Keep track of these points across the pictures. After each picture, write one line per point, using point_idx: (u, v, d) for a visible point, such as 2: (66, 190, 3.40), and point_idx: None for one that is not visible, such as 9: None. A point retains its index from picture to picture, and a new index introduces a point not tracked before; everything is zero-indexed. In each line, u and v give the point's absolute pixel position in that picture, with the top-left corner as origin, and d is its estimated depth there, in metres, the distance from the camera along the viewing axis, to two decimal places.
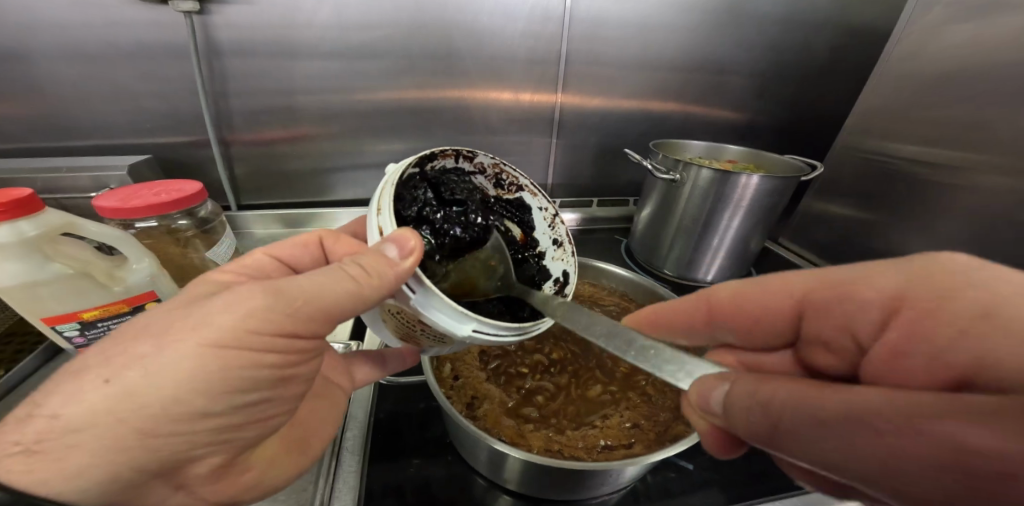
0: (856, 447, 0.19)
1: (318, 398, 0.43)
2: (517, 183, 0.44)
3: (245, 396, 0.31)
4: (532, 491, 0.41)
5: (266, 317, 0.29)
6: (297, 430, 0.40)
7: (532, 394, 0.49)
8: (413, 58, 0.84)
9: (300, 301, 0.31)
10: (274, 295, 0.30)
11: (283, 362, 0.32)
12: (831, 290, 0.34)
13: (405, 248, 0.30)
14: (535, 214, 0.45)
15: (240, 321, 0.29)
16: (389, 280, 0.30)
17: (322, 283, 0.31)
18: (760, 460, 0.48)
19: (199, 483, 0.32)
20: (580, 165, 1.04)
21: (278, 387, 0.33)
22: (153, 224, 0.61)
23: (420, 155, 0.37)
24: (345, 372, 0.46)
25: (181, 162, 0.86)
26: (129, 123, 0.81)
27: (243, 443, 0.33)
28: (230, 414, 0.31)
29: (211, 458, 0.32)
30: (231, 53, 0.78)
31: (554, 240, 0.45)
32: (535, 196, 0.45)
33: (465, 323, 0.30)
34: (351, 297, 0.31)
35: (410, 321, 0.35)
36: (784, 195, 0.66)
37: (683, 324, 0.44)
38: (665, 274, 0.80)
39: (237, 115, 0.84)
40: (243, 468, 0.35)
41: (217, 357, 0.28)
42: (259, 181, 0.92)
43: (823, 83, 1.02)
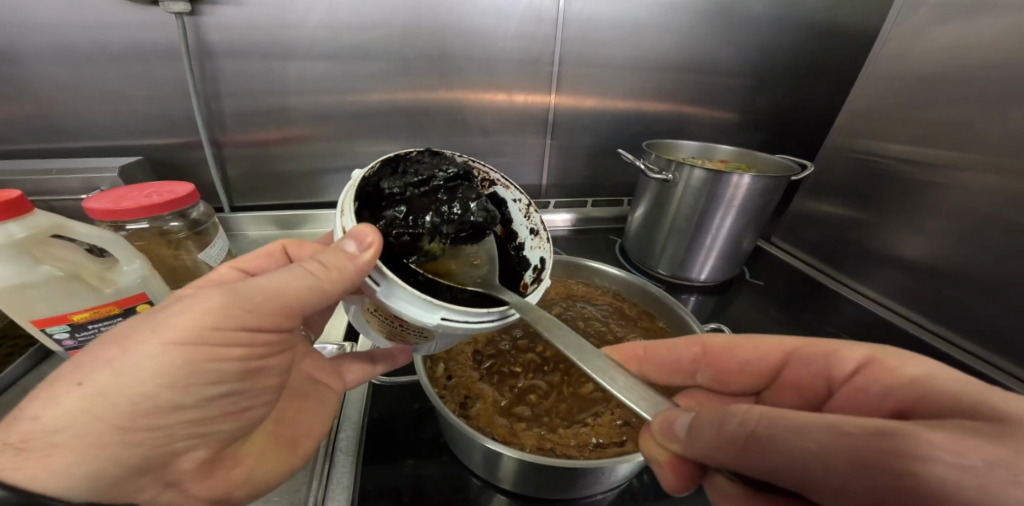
0: (834, 460, 0.20)
1: (301, 398, 0.43)
2: (488, 178, 0.44)
3: (212, 388, 0.30)
4: (525, 489, 0.41)
5: (228, 314, 0.30)
6: (285, 428, 0.41)
7: (524, 393, 0.49)
8: (407, 59, 0.85)
9: (258, 297, 0.31)
10: (230, 294, 0.30)
11: (251, 355, 0.32)
12: (814, 347, 0.37)
13: (365, 242, 0.30)
14: (510, 206, 0.44)
15: (200, 319, 0.29)
16: (349, 272, 0.30)
17: (284, 280, 0.32)
18: None
19: (190, 479, 0.33)
20: (574, 166, 1.04)
21: (250, 380, 0.34)
22: (145, 227, 0.60)
23: (386, 158, 0.38)
24: (331, 373, 0.46)
25: (173, 164, 0.86)
26: (120, 124, 0.80)
27: (223, 434, 0.34)
28: (205, 406, 0.31)
29: (194, 453, 0.32)
30: (224, 54, 0.77)
31: (531, 229, 0.44)
32: (508, 189, 0.44)
33: (434, 312, 0.30)
34: (315, 290, 0.32)
35: (388, 318, 0.34)
36: (775, 195, 0.67)
37: (671, 364, 0.45)
38: (658, 273, 0.81)
39: (230, 116, 0.83)
40: (232, 463, 0.36)
41: (185, 353, 0.28)
42: (252, 182, 0.91)
43: (812, 84, 1.04)
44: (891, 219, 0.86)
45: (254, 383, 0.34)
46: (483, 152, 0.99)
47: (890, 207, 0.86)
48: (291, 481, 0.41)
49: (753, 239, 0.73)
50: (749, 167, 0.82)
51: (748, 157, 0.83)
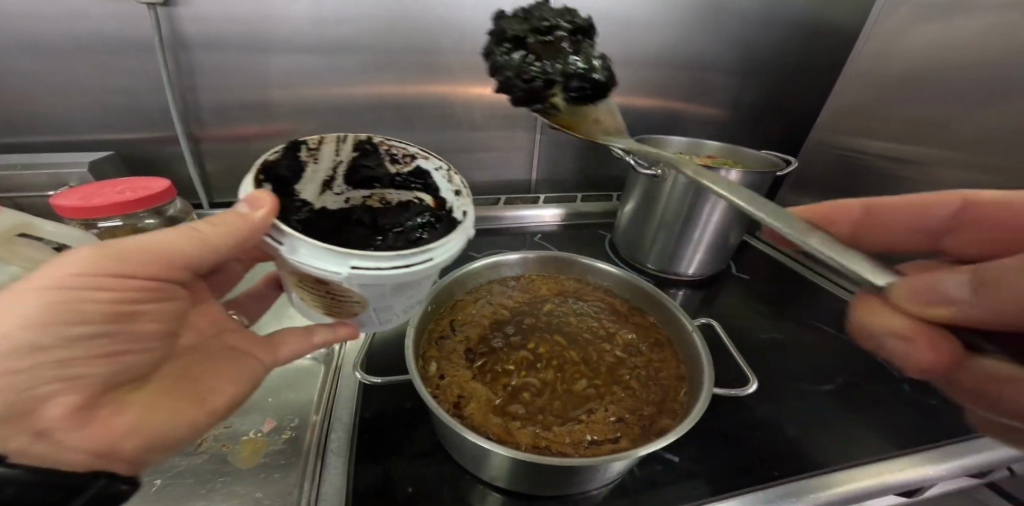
0: None
1: (221, 355, 0.39)
2: (408, 152, 0.42)
3: (75, 326, 0.27)
4: (520, 487, 0.41)
5: (97, 262, 0.27)
6: (193, 383, 0.36)
7: (517, 391, 0.49)
8: (394, 54, 0.83)
9: (133, 253, 0.29)
10: (92, 248, 0.27)
11: (128, 301, 0.29)
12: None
13: (259, 206, 0.30)
14: (435, 175, 0.42)
15: (57, 265, 0.26)
16: (234, 226, 0.30)
17: (162, 236, 0.31)
18: (741, 450, 0.49)
19: (63, 429, 0.28)
20: (564, 161, 1.04)
21: (132, 322, 0.30)
22: (118, 224, 0.57)
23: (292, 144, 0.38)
24: (260, 344, 0.42)
25: (148, 159, 0.82)
26: (90, 118, 0.76)
27: (96, 380, 0.29)
28: (73, 347, 0.27)
29: (65, 400, 0.28)
30: (201, 47, 0.74)
31: (456, 191, 0.40)
32: (429, 159, 0.42)
33: (343, 262, 0.28)
34: (197, 242, 0.31)
35: (311, 285, 0.32)
36: (761, 190, 0.68)
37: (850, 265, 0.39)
38: (648, 268, 0.81)
39: (208, 110, 0.80)
40: (119, 412, 0.30)
41: (39, 294, 0.25)
42: (233, 178, 0.88)
43: (795, 81, 1.06)
44: None
45: (131, 329, 0.30)
46: (473, 148, 0.98)
47: (870, 201, 0.89)
48: (281, 484, 0.41)
49: (740, 233, 0.74)
50: (735, 161, 0.83)
51: (734, 151, 0.84)
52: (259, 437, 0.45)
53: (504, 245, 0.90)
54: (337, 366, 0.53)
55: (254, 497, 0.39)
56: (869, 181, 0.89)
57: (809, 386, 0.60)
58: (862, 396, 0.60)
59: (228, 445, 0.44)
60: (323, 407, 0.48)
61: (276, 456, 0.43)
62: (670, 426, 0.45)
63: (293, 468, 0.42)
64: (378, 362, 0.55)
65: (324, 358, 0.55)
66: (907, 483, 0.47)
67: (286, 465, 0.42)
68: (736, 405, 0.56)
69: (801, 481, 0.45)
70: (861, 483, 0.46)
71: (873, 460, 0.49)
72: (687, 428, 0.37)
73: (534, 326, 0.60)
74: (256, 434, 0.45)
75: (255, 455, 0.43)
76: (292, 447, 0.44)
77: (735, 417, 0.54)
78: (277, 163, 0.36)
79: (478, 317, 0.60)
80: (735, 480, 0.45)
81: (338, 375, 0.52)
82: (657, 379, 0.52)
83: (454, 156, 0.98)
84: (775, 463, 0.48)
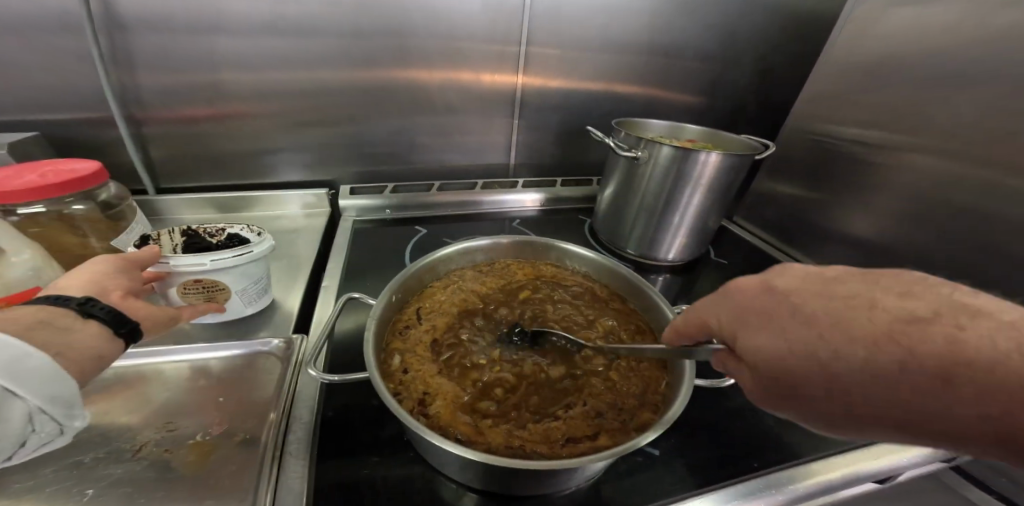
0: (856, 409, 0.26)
1: None
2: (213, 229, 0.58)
3: None
4: (493, 488, 0.38)
5: None
6: None
7: (490, 386, 0.46)
8: (360, 33, 0.77)
9: None
10: None
11: None
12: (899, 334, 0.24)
13: None
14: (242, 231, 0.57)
15: None
16: None
17: None
18: (721, 441, 0.48)
19: None
20: (543, 146, 1.01)
21: None
22: (41, 210, 0.50)
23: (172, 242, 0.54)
24: None
25: (82, 141, 0.74)
26: (8, 98, 0.67)
27: None
28: None
29: None
30: (139, 22, 0.67)
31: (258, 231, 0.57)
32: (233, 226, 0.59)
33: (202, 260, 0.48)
34: None
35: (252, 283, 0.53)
36: (741, 174, 0.67)
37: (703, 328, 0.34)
38: (628, 253, 0.80)
39: (152, 90, 0.73)
40: None
41: None
42: (184, 163, 0.81)
43: (774, 67, 1.05)
44: (842, 197, 0.90)
45: None
46: (449, 132, 0.93)
47: (842, 185, 0.90)
48: (233, 490, 0.37)
49: (719, 218, 0.74)
50: (713, 146, 0.82)
51: (714, 136, 0.83)
52: (208, 440, 0.41)
53: (480, 231, 0.87)
54: (298, 361, 0.49)
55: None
56: (842, 165, 0.90)
57: None
58: None
59: (173, 451, 0.40)
60: (280, 404, 0.44)
61: (226, 461, 0.39)
62: (648, 421, 0.43)
63: (246, 472, 0.38)
64: (344, 357, 0.52)
65: (283, 351, 0.51)
66: (877, 470, 0.47)
67: (238, 468, 0.39)
68: (715, 391, 0.55)
69: (777, 473, 0.45)
70: (841, 472, 0.46)
71: (847, 449, 0.49)
72: (666, 426, 0.36)
73: (510, 316, 0.57)
74: (204, 438, 0.41)
75: (202, 459, 0.39)
76: (245, 450, 0.40)
77: (715, 407, 0.53)
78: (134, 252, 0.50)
79: (451, 307, 0.57)
80: (714, 469, 0.44)
81: (298, 370, 0.48)
82: (637, 370, 0.51)
83: (428, 140, 0.93)
84: (754, 454, 0.47)
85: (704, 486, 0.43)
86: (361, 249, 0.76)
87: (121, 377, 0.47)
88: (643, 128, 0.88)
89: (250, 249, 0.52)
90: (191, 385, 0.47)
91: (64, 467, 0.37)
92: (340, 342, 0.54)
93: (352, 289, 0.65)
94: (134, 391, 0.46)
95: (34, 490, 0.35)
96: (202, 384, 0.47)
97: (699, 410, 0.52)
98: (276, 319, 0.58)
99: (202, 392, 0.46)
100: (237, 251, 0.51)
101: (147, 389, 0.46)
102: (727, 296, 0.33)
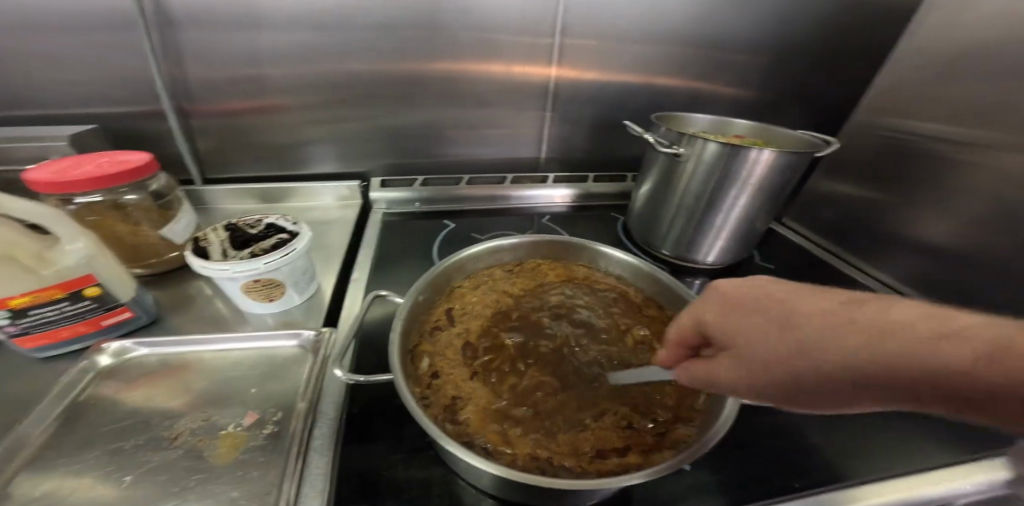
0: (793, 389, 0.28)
1: None
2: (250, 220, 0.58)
3: None
4: (517, 499, 0.37)
5: None
6: None
7: (520, 391, 0.44)
8: (394, 25, 0.76)
9: None
10: None
11: None
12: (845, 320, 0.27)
13: None
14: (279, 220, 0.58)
15: None
16: None
17: None
18: (761, 458, 0.44)
19: None
20: (575, 140, 0.98)
21: None
22: (97, 199, 0.54)
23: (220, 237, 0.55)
24: None
25: (137, 133, 0.78)
26: (72, 92, 0.72)
27: None
28: None
29: None
30: (186, 19, 0.69)
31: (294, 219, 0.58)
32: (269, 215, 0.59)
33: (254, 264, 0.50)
34: None
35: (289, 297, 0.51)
36: (796, 172, 0.61)
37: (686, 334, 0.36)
38: (664, 255, 0.76)
39: (198, 85, 0.76)
40: None
41: None
42: (226, 155, 0.84)
43: (836, 56, 0.95)
44: (910, 197, 0.81)
45: None
46: (479, 126, 0.92)
47: (911, 185, 0.81)
48: (259, 484, 0.37)
49: (768, 220, 0.68)
50: (764, 143, 0.76)
51: (765, 132, 0.77)
52: (240, 431, 0.42)
53: (508, 226, 0.85)
54: (325, 354, 0.50)
55: (229, 496, 0.36)
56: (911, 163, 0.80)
57: None
58: None
59: (205, 441, 0.41)
60: (307, 396, 0.44)
61: (255, 453, 0.40)
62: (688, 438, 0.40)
63: (273, 466, 0.39)
64: (369, 351, 0.52)
65: (313, 346, 0.51)
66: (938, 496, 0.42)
67: (266, 461, 0.40)
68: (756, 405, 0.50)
69: (822, 493, 0.40)
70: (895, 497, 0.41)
71: (905, 472, 0.44)
72: (706, 448, 0.33)
73: (541, 317, 0.55)
74: (237, 429, 0.42)
75: (232, 451, 0.40)
76: (272, 444, 0.41)
77: (756, 420, 0.48)
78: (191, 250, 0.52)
79: (480, 308, 0.55)
80: (752, 487, 0.41)
81: (326, 364, 0.49)
82: (677, 379, 0.47)
83: (459, 134, 0.92)
84: (796, 472, 0.43)
85: (743, 500, 0.39)
86: (389, 241, 0.77)
87: (164, 364, 0.50)
88: (685, 123, 0.83)
89: (293, 247, 0.53)
90: (226, 374, 0.49)
91: (107, 452, 0.40)
92: (367, 335, 0.54)
93: (379, 282, 0.65)
94: (174, 379, 0.48)
95: (83, 473, 0.38)
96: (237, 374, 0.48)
97: (738, 424, 0.48)
98: (307, 310, 0.59)
99: (237, 382, 0.48)
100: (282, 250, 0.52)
101: (187, 377, 0.48)
102: (712, 294, 0.35)
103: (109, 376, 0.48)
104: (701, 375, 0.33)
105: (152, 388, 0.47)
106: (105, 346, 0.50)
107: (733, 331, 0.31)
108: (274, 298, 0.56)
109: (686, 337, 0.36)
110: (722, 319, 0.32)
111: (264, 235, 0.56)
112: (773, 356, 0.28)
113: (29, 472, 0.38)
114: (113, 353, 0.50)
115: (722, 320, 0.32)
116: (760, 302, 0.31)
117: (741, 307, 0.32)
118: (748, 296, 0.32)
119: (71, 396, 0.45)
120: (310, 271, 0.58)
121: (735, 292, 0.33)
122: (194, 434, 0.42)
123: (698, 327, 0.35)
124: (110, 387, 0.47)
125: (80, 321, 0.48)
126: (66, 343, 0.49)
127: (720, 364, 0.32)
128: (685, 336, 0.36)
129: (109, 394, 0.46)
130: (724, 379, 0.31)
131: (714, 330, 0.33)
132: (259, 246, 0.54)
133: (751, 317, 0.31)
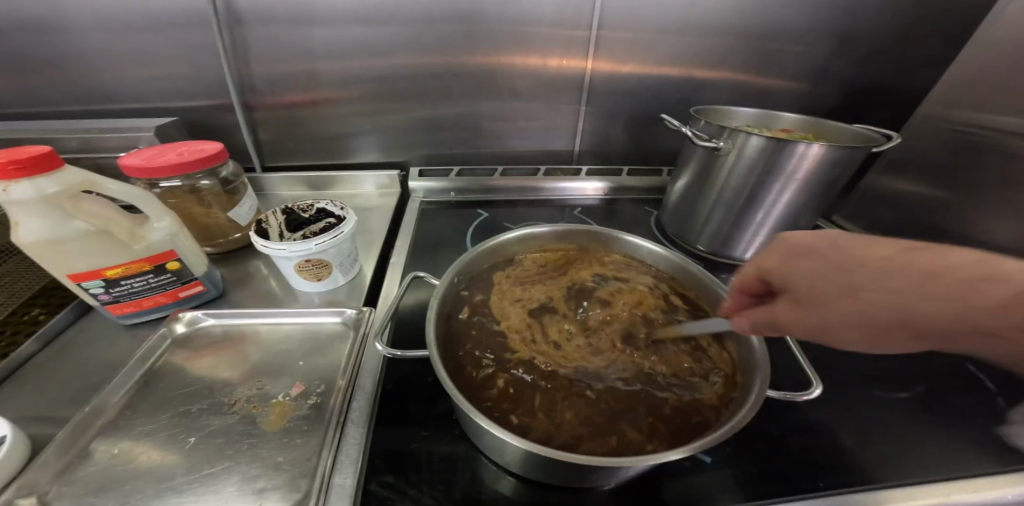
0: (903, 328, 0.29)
1: None
2: (305, 205, 0.63)
3: None
4: (541, 477, 0.39)
5: None
6: None
7: (552, 368, 0.46)
8: (435, 22, 0.79)
9: None
10: None
11: None
12: None
13: None
14: (329, 206, 0.63)
15: None
16: None
17: None
18: (784, 453, 0.43)
19: None
20: (611, 133, 0.97)
21: None
22: (177, 184, 0.61)
23: (275, 218, 0.60)
24: None
25: (207, 125, 0.87)
26: (155, 88, 0.81)
27: None
28: None
29: None
30: (252, 20, 0.76)
31: (341, 207, 0.62)
32: (321, 202, 0.63)
33: (308, 245, 0.55)
34: None
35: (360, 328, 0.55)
36: (847, 169, 0.57)
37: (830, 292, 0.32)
38: (699, 251, 0.74)
39: (260, 81, 0.83)
40: None
41: None
42: (282, 146, 0.92)
43: (904, 44, 0.87)
44: (981, 197, 0.74)
45: None
46: (513, 120, 0.93)
47: (983, 184, 0.74)
48: (303, 449, 0.42)
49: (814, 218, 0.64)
50: (813, 136, 0.72)
51: (813, 127, 0.74)
52: (288, 400, 0.47)
53: (541, 216, 0.87)
54: (365, 331, 0.54)
55: (275, 461, 0.40)
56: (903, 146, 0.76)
57: (881, 391, 0.51)
58: (948, 407, 0.50)
59: (259, 408, 0.46)
60: (347, 372, 0.48)
61: (300, 421, 0.44)
62: (720, 421, 0.41)
63: (316, 434, 0.43)
64: (403, 331, 0.55)
65: (354, 323, 0.56)
66: None
67: (310, 429, 0.44)
68: (785, 403, 0.49)
69: (846, 494, 0.39)
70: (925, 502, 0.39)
71: (947, 476, 0.42)
72: (728, 433, 0.34)
73: (566, 303, 0.56)
74: (286, 398, 0.47)
75: (281, 418, 0.45)
76: (315, 410, 0.45)
77: (784, 418, 0.47)
78: (255, 231, 0.58)
79: (522, 287, 0.58)
80: (776, 486, 0.40)
81: (365, 341, 0.53)
82: (701, 362, 0.48)
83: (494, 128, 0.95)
84: (823, 472, 0.41)
85: (763, 497, 0.39)
86: (425, 228, 0.81)
87: (226, 335, 0.56)
88: (729, 118, 0.80)
89: (342, 230, 0.57)
90: (279, 347, 0.54)
91: (176, 415, 0.45)
92: (402, 315, 0.58)
93: (414, 267, 0.69)
94: (235, 349, 0.54)
95: (155, 433, 0.43)
96: (286, 346, 0.53)
97: (763, 419, 0.47)
98: (349, 289, 0.64)
99: (284, 355, 0.52)
100: (332, 233, 0.56)
101: (244, 347, 0.54)
102: (778, 244, 0.37)
103: (181, 343, 0.55)
104: (767, 316, 0.35)
105: (217, 355, 0.53)
106: (181, 315, 0.56)
107: (794, 271, 0.35)
108: (323, 278, 0.61)
109: (749, 283, 0.40)
110: (785, 258, 0.36)
111: (316, 218, 0.61)
112: (819, 286, 0.33)
113: (108, 432, 0.43)
114: (187, 321, 0.56)
115: (785, 263, 0.36)
116: (820, 248, 0.34)
117: (807, 254, 0.35)
118: (814, 244, 0.35)
119: (149, 361, 0.51)
120: (354, 253, 0.63)
121: (807, 240, 0.35)
122: (252, 399, 0.47)
123: (761, 274, 0.38)
124: (179, 354, 0.53)
125: (161, 291, 0.54)
126: (147, 312, 0.56)
127: (779, 304, 0.35)
128: (747, 282, 0.40)
129: (179, 361, 0.52)
130: (791, 319, 0.34)
131: (775, 276, 0.36)
132: (312, 229, 0.58)
133: (811, 262, 0.34)
